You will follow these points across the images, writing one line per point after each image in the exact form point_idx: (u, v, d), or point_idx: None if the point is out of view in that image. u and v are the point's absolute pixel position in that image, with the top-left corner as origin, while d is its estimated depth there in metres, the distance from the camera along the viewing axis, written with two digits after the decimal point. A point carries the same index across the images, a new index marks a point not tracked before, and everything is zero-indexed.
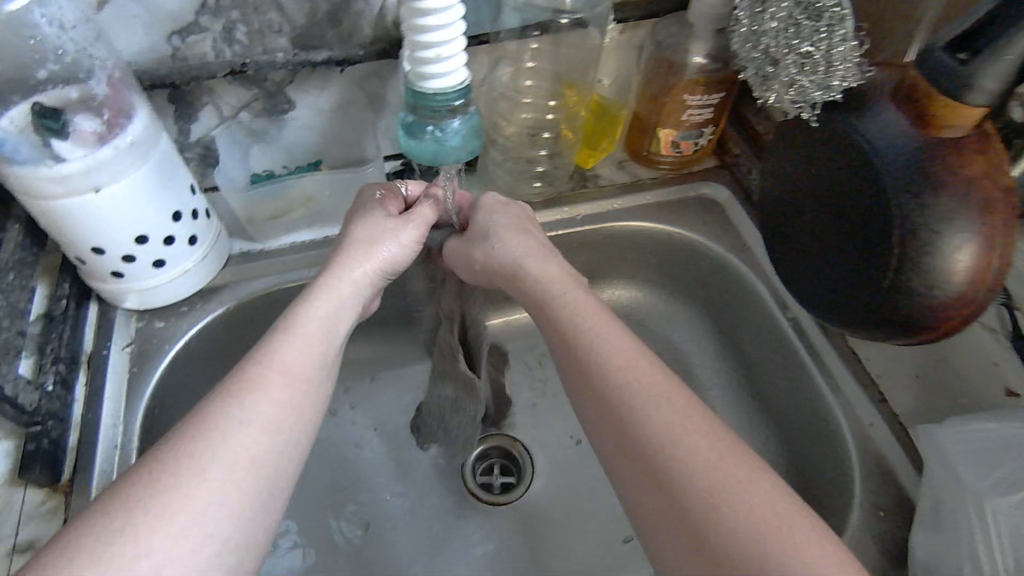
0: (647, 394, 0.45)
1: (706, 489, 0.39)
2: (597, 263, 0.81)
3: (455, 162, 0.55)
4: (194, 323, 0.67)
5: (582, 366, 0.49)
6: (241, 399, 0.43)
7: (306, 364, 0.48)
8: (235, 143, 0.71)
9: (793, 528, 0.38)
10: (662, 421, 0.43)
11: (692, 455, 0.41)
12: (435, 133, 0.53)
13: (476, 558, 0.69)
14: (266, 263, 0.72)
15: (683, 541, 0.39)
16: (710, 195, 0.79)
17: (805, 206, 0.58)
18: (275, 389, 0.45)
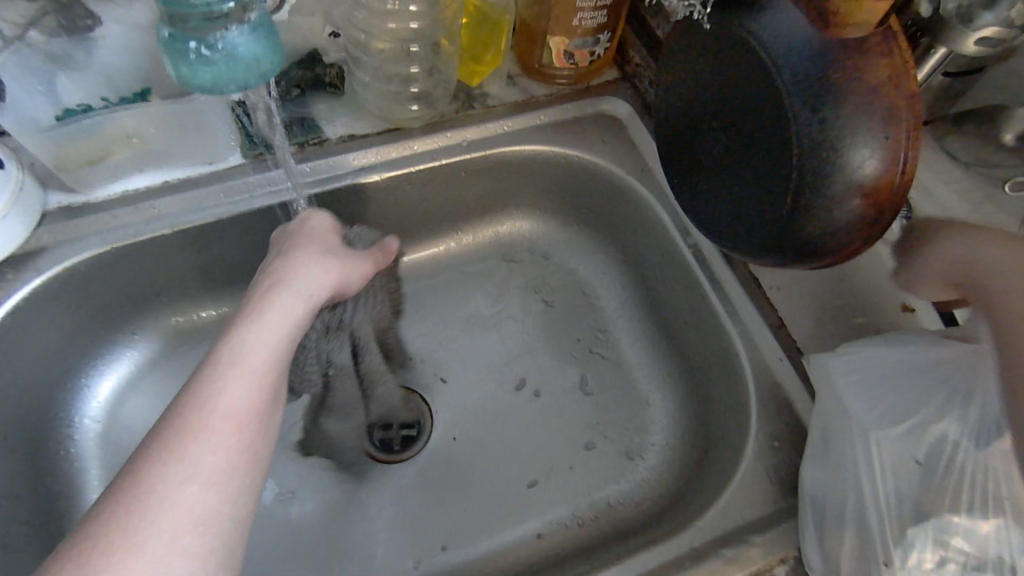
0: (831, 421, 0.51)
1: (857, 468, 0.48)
2: (492, 195, 0.74)
3: (240, 86, 0.46)
4: (6, 296, 0.56)
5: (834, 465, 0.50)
6: (182, 453, 0.38)
7: (267, 396, 0.42)
8: (30, 71, 0.56)
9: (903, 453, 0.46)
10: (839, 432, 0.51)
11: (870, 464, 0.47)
12: (202, 51, 0.44)
13: (373, 518, 0.65)
14: (94, 217, 0.59)
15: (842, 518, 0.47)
16: (611, 112, 0.71)
17: (705, 125, 0.51)
18: (225, 432, 0.39)
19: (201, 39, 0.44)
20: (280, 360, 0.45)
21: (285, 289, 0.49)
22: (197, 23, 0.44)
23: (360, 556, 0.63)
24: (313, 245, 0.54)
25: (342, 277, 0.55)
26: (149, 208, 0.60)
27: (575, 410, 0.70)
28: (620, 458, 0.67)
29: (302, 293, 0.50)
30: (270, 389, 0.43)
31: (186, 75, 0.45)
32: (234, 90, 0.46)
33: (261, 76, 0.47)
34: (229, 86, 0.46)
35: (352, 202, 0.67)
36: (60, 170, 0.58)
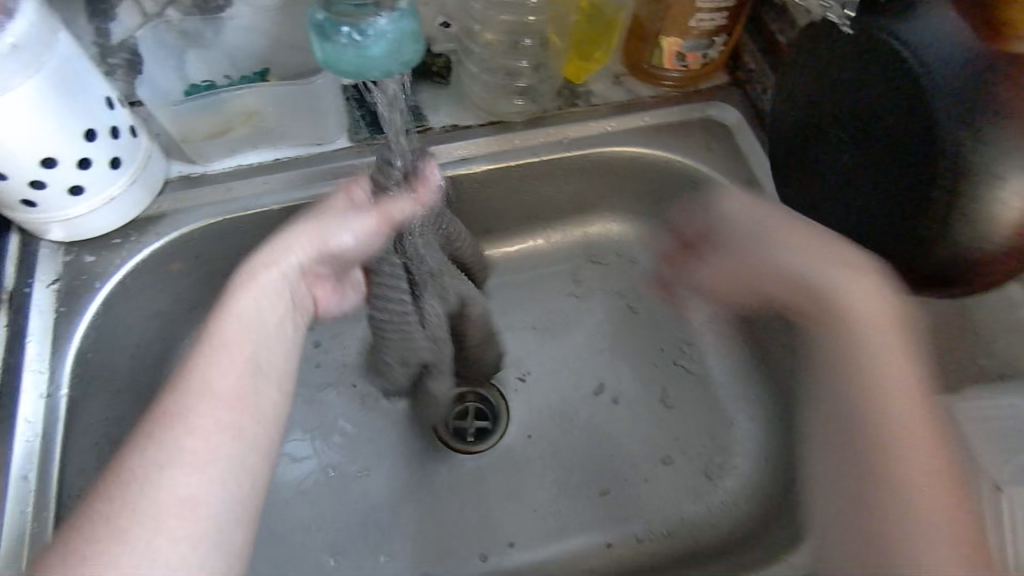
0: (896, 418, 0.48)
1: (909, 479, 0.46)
2: (586, 195, 0.73)
3: (380, 71, 0.45)
4: (129, 257, 0.59)
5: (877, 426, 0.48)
6: (164, 441, 0.42)
7: (247, 374, 0.46)
8: (165, 47, 0.60)
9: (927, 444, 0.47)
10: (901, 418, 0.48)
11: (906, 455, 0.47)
12: (351, 35, 0.44)
13: (444, 506, 0.66)
14: (211, 188, 0.62)
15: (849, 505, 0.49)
16: (718, 118, 0.69)
17: (836, 144, 0.51)
18: (207, 418, 0.43)
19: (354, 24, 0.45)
20: (266, 342, 0.48)
21: (265, 275, 0.50)
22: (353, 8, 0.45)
23: (429, 541, 0.64)
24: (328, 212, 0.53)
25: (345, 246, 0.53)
26: (261, 184, 0.63)
27: (655, 422, 0.69)
28: (697, 477, 0.65)
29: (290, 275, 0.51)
30: (250, 368, 0.46)
31: (333, 59, 0.46)
32: (377, 76, 0.45)
33: (402, 65, 0.46)
34: (375, 70, 0.45)
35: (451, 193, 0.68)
36: (185, 141, 0.61)
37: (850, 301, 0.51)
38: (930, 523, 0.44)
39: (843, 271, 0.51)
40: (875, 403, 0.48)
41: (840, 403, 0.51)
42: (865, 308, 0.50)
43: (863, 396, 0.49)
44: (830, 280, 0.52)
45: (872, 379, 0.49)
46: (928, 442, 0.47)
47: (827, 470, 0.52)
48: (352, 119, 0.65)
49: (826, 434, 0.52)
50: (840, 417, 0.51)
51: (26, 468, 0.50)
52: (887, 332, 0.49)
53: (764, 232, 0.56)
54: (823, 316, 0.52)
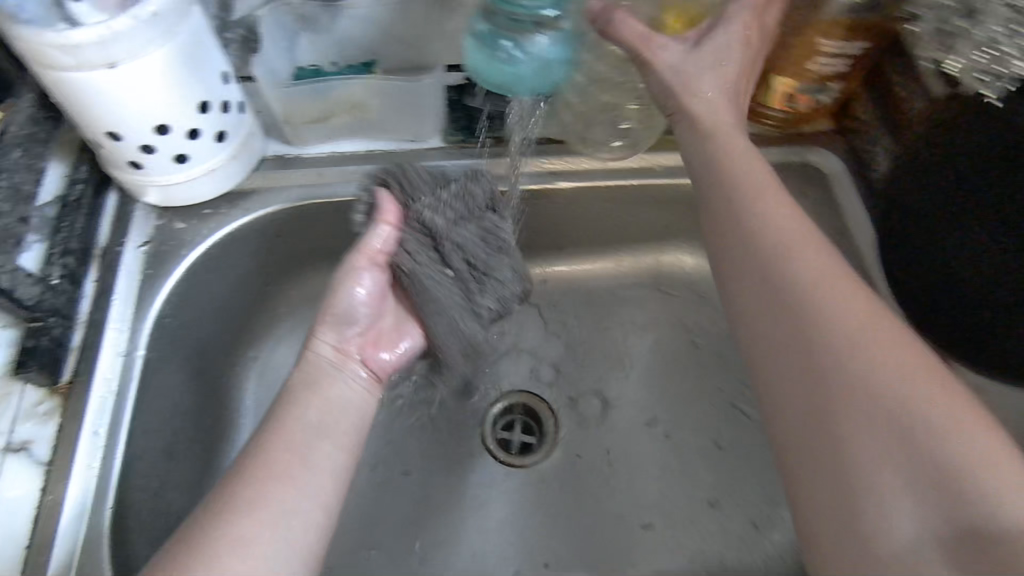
0: (856, 327, 0.40)
1: (842, 364, 0.39)
2: (666, 225, 0.72)
3: (530, 90, 0.50)
4: (217, 229, 0.60)
5: (813, 359, 0.40)
6: (265, 481, 0.43)
7: (326, 425, 0.48)
8: (281, 28, 0.61)
9: (862, 333, 0.40)
10: (847, 319, 0.41)
11: (840, 318, 0.41)
12: (512, 51, 0.49)
13: (486, 518, 0.65)
14: (302, 171, 0.63)
15: (796, 362, 0.41)
16: (816, 164, 0.67)
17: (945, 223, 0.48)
18: (302, 467, 0.44)
19: (516, 41, 0.49)
20: (342, 403, 0.50)
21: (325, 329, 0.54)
22: (513, 24, 0.48)
23: (467, 550, 0.63)
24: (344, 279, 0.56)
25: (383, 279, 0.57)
26: (351, 172, 0.63)
27: (707, 463, 0.67)
28: (745, 526, 0.64)
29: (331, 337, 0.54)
30: (326, 417, 0.48)
31: (487, 68, 0.50)
32: (526, 91, 0.51)
33: (548, 83, 0.51)
34: (525, 87, 0.51)
35: (534, 206, 0.67)
36: (286, 121, 0.62)
37: (832, 307, 0.41)
38: (1003, 485, 0.35)
39: (814, 290, 0.42)
40: (844, 418, 0.38)
41: (792, 398, 0.41)
42: (843, 335, 0.40)
43: (846, 403, 0.38)
44: (795, 295, 0.42)
45: (827, 341, 0.40)
46: (965, 424, 0.37)
47: (797, 424, 0.40)
48: (450, 118, 0.64)
49: (795, 448, 0.40)
50: (824, 408, 0.39)
51: (99, 425, 0.51)
52: (909, 369, 0.39)
53: (784, 287, 0.43)
54: (793, 325, 0.42)
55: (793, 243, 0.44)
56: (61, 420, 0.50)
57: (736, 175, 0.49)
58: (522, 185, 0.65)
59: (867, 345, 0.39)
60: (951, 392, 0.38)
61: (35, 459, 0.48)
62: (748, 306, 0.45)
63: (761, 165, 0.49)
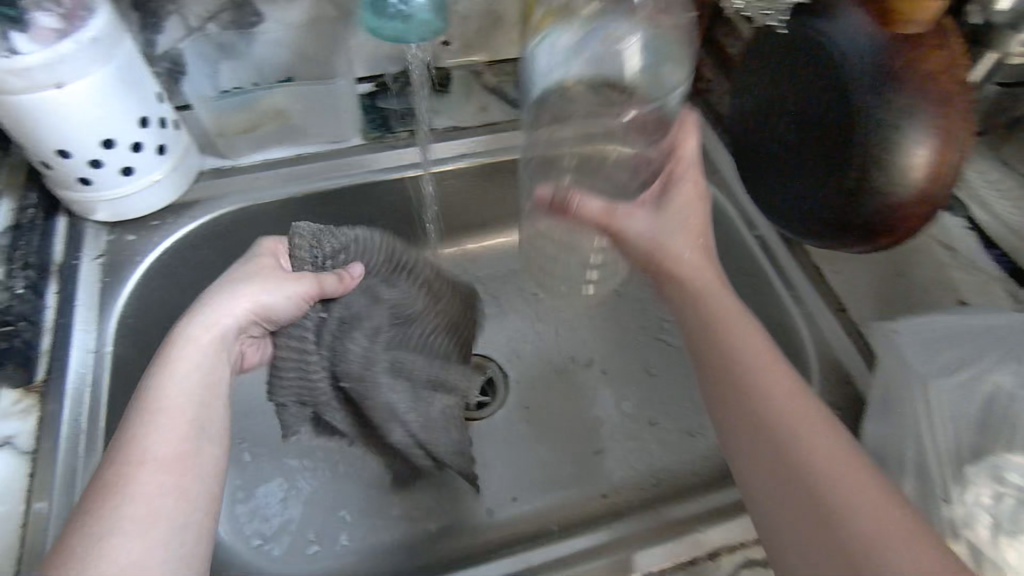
0: (726, 321, 0.49)
1: (717, 343, 0.48)
2: None
3: (420, 38, 0.55)
4: (167, 237, 0.66)
5: (700, 324, 0.50)
6: (121, 484, 0.42)
7: (189, 429, 0.46)
8: (203, 57, 0.70)
9: (738, 330, 0.49)
10: (719, 312, 0.50)
11: (715, 301, 0.51)
12: (399, 7, 0.54)
13: (453, 469, 0.71)
14: (241, 179, 0.70)
15: (695, 342, 0.50)
16: None
17: (780, 124, 0.58)
18: (162, 463, 0.43)
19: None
20: (201, 367, 0.49)
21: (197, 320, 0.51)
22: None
23: (439, 499, 0.69)
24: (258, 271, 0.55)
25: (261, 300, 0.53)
26: (284, 174, 0.71)
27: (639, 389, 0.76)
28: (681, 434, 0.72)
29: (250, 305, 0.53)
30: (191, 419, 0.46)
31: (380, 24, 0.55)
32: (417, 42, 0.55)
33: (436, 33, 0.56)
34: (415, 39, 0.55)
35: (453, 185, 0.76)
36: (219, 136, 0.69)
37: (783, 404, 0.44)
38: (937, 571, 0.36)
39: (766, 362, 0.46)
40: (798, 460, 0.41)
41: (763, 481, 0.43)
42: (781, 395, 0.44)
43: (796, 452, 0.42)
44: (744, 365, 0.46)
45: (712, 319, 0.50)
46: (888, 502, 0.39)
47: (766, 496, 0.42)
48: (365, 120, 0.74)
49: (760, 487, 0.43)
50: (778, 461, 0.42)
51: (77, 414, 0.55)
52: (812, 428, 0.43)
53: (731, 373, 0.47)
54: (738, 401, 0.46)
55: (728, 307, 0.50)
56: (39, 413, 0.54)
57: (671, 232, 0.54)
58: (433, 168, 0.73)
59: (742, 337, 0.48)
60: (880, 493, 0.40)
61: (18, 448, 0.52)
62: (705, 381, 0.48)
63: (685, 210, 0.55)
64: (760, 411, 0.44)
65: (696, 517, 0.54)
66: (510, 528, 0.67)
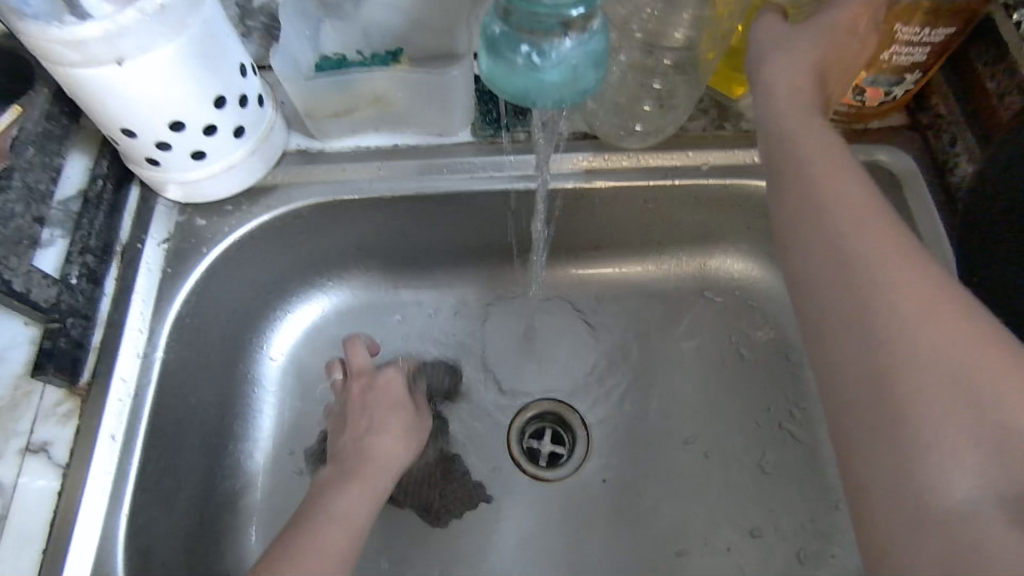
0: (894, 283, 0.36)
1: (882, 312, 0.35)
2: (713, 226, 0.66)
3: (553, 101, 0.42)
4: (238, 226, 0.58)
5: (859, 303, 0.36)
6: (288, 570, 0.45)
7: (354, 538, 0.49)
8: (303, 14, 0.58)
9: (933, 310, 0.34)
10: (891, 278, 0.36)
11: (878, 271, 0.36)
12: (530, 57, 0.41)
13: (511, 534, 0.62)
14: (325, 166, 0.60)
15: (843, 313, 0.37)
16: (887, 165, 0.59)
17: None
18: (316, 557, 0.46)
19: (535, 44, 0.41)
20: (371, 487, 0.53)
21: (372, 436, 0.56)
22: (533, 25, 0.41)
23: (488, 564, 0.61)
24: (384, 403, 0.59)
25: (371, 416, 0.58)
26: (375, 168, 0.60)
27: (748, 487, 0.62)
28: (789, 559, 0.59)
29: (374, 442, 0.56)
30: (354, 528, 0.50)
31: (500, 74, 0.42)
32: (547, 105, 0.43)
33: (574, 96, 0.43)
34: (547, 99, 0.43)
35: (570, 203, 0.62)
36: (307, 115, 0.59)
37: (893, 291, 0.36)
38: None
39: (899, 294, 0.35)
40: (899, 395, 0.33)
41: (852, 367, 0.36)
42: (993, 388, 0.32)
43: (908, 387, 0.33)
44: (869, 292, 0.36)
45: (872, 294, 0.36)
46: None
47: (862, 443, 0.34)
48: (479, 112, 0.60)
49: (856, 434, 0.35)
50: (887, 426, 0.33)
51: (116, 429, 0.50)
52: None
53: (847, 258, 0.38)
54: (849, 309, 0.37)
55: (849, 224, 0.39)
56: (79, 421, 0.50)
57: (800, 165, 0.43)
58: (554, 184, 0.60)
59: (916, 314, 0.35)
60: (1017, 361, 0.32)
61: (53, 459, 0.49)
62: (806, 303, 0.40)
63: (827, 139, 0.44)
64: (968, 403, 0.32)
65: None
66: None
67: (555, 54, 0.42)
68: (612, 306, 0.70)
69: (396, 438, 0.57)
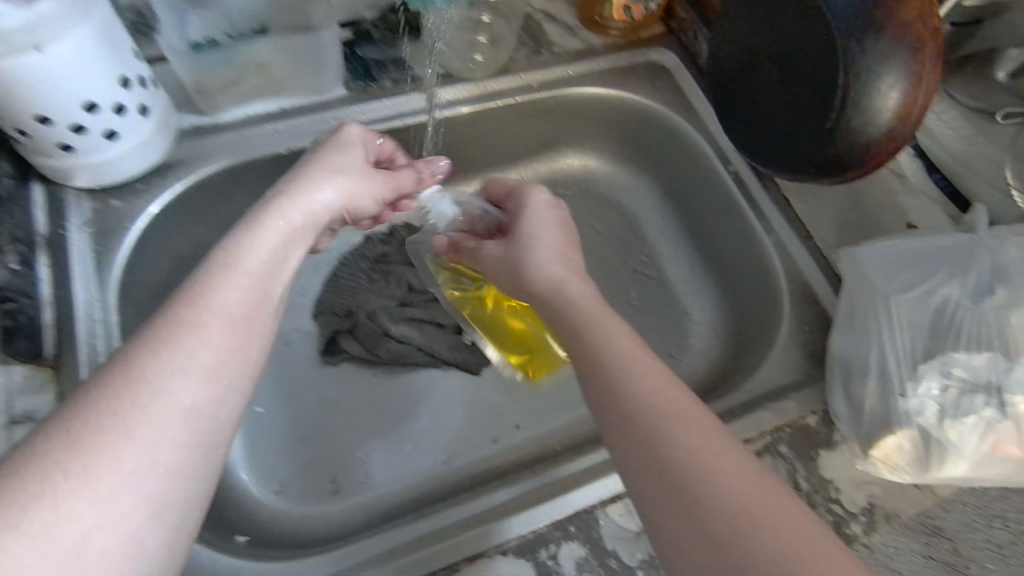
0: (593, 346, 0.47)
1: (639, 394, 0.43)
2: (552, 133, 0.84)
3: None
4: (155, 200, 0.65)
5: (615, 387, 0.44)
6: (176, 347, 0.37)
7: (254, 308, 0.42)
8: (171, 7, 0.63)
9: (614, 379, 0.44)
10: (612, 353, 0.46)
11: (598, 344, 0.47)
12: None
13: (456, 405, 0.74)
14: (222, 136, 0.68)
15: (609, 404, 0.44)
16: (659, 61, 0.81)
17: (756, 61, 0.63)
18: (218, 334, 0.39)
19: None
20: (280, 258, 0.47)
21: (271, 220, 0.47)
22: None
23: (442, 431, 0.72)
24: (328, 163, 0.55)
25: (353, 195, 0.56)
26: (269, 131, 0.70)
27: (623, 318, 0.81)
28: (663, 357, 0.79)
29: (304, 212, 0.51)
30: (262, 293, 0.43)
31: None
32: None
33: None
34: None
35: (449, 130, 0.77)
36: (198, 92, 0.67)
37: (638, 377, 0.44)
38: (807, 544, 0.36)
39: (642, 373, 0.44)
40: (656, 434, 0.41)
41: (632, 449, 0.41)
42: (716, 453, 0.40)
43: (661, 427, 0.41)
44: (624, 374, 0.44)
45: (616, 381, 0.44)
46: (776, 501, 0.38)
47: (656, 502, 0.39)
48: (348, 70, 0.73)
49: (631, 460, 0.41)
50: (671, 483, 0.39)
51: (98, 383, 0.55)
52: (740, 468, 0.39)
53: (593, 352, 0.47)
54: (615, 394, 0.44)
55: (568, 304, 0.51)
56: (57, 386, 0.54)
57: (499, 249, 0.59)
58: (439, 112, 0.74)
59: (656, 395, 0.43)
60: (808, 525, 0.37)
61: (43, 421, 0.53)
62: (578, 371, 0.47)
63: (552, 228, 0.60)
64: (707, 469, 0.39)
65: (584, 474, 0.56)
66: (516, 451, 0.71)
67: None
68: None
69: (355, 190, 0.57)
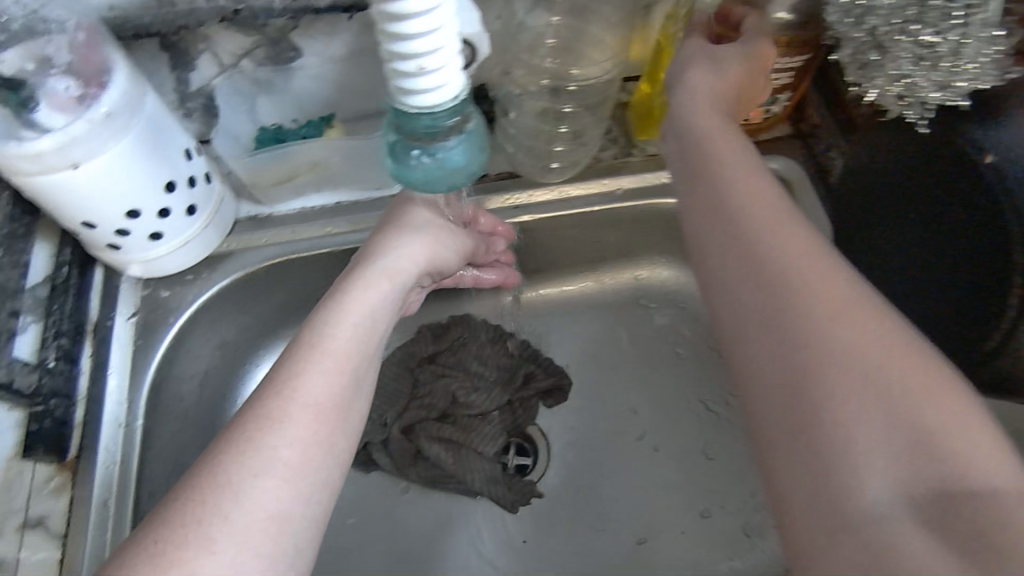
0: (814, 291, 0.34)
1: (859, 416, 0.30)
2: (639, 241, 0.73)
3: (448, 188, 0.51)
4: (201, 292, 0.63)
5: (806, 405, 0.32)
6: (259, 443, 0.39)
7: (339, 390, 0.43)
8: (239, 93, 0.63)
9: (822, 357, 0.32)
10: (837, 326, 0.33)
11: (809, 285, 0.35)
12: (423, 158, 0.49)
13: (485, 543, 0.67)
14: (274, 231, 0.65)
15: (797, 441, 0.32)
16: (779, 171, 0.67)
17: None
18: (303, 426, 0.40)
19: (425, 148, 0.49)
20: (369, 323, 0.47)
21: (359, 290, 0.48)
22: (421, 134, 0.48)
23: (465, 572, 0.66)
24: (407, 223, 0.55)
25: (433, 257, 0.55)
26: (323, 227, 0.66)
27: (693, 473, 0.69)
28: (736, 533, 0.66)
29: (386, 272, 0.51)
30: (347, 380, 0.44)
31: (404, 171, 0.51)
32: (443, 189, 0.52)
33: (467, 176, 0.52)
34: (441, 185, 0.51)
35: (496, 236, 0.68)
36: (252, 185, 0.66)
37: (844, 350, 0.32)
38: None
39: (871, 374, 0.31)
40: (829, 403, 0.32)
41: (818, 508, 0.30)
42: (975, 554, 0.27)
43: (892, 510, 0.29)
44: (835, 381, 0.32)
45: (824, 389, 0.32)
46: None
47: None
48: None
49: (804, 518, 0.31)
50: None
51: (106, 495, 0.54)
52: (999, 553, 0.27)
53: (785, 314, 0.34)
54: (803, 438, 0.32)
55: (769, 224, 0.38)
56: (71, 493, 0.54)
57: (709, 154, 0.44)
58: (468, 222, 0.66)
59: (867, 417, 0.31)
60: None
61: (51, 531, 0.52)
62: (778, 459, 0.33)
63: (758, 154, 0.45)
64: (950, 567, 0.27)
65: None
66: None
67: (442, 152, 0.49)
68: (557, 320, 0.77)
69: (418, 249, 0.54)
